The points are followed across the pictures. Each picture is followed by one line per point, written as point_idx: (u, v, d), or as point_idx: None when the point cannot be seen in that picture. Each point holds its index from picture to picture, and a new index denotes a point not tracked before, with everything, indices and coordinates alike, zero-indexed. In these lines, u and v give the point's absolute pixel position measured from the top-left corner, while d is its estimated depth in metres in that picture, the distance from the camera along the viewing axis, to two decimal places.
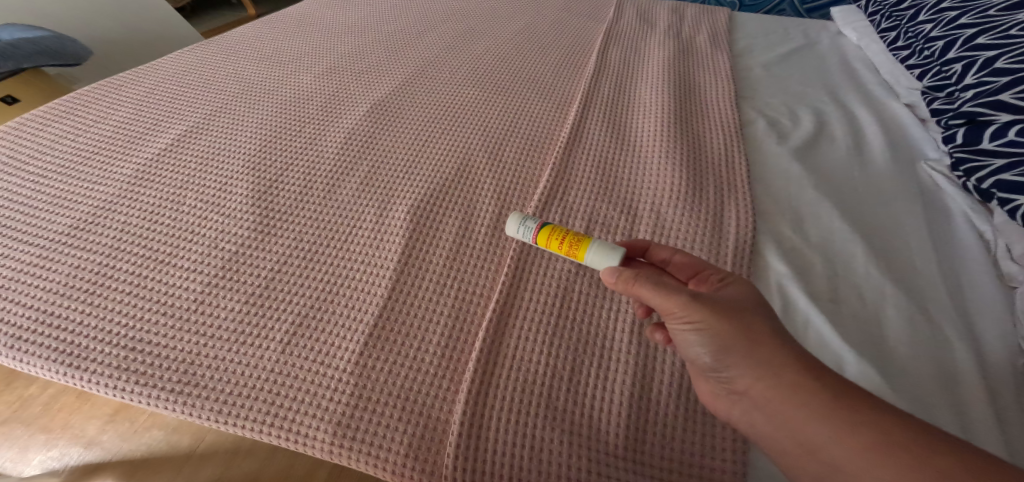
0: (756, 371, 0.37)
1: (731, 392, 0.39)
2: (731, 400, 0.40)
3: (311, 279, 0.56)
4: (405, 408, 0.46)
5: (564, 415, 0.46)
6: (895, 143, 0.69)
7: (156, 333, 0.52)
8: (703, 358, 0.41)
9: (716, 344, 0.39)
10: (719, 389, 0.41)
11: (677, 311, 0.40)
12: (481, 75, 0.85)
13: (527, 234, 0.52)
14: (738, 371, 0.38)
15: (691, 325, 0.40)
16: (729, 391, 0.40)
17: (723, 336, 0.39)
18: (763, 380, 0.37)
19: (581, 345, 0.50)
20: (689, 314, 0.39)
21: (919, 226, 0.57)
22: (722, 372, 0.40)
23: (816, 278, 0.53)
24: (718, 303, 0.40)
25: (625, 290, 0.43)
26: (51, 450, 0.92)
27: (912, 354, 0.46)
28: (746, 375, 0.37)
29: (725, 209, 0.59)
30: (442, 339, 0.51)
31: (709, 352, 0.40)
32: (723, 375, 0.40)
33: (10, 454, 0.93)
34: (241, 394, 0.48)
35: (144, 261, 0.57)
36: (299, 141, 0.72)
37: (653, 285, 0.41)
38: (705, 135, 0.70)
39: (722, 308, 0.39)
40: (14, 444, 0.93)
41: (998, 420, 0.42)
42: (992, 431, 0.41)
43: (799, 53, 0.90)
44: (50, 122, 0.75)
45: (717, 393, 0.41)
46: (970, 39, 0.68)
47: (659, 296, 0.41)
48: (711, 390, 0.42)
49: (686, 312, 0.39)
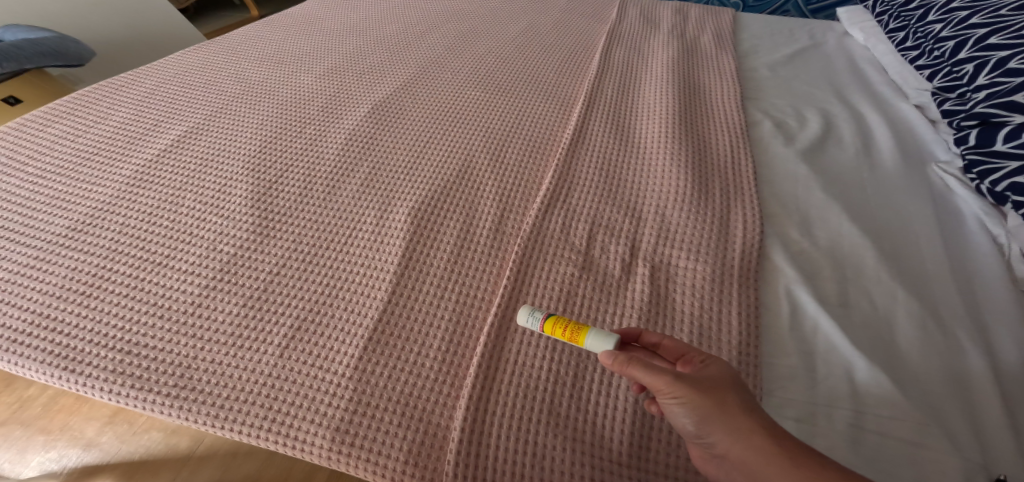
0: (738, 427, 0.35)
1: (714, 454, 0.37)
2: (717, 464, 0.37)
3: (311, 281, 0.55)
4: (404, 414, 0.45)
5: (567, 422, 0.45)
6: (904, 145, 0.68)
7: (153, 336, 0.51)
8: (687, 429, 0.38)
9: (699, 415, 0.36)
10: (703, 452, 0.38)
11: (666, 390, 0.37)
12: (483, 76, 0.84)
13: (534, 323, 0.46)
14: (719, 438, 0.35)
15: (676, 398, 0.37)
16: (714, 455, 0.37)
17: (715, 387, 0.36)
18: (741, 442, 0.34)
19: (584, 351, 0.50)
20: (675, 393, 0.36)
21: (931, 229, 0.56)
22: (707, 438, 0.37)
23: (825, 282, 0.52)
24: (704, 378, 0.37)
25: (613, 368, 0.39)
26: (50, 451, 0.92)
27: (925, 360, 0.45)
28: (725, 440, 0.35)
29: (732, 212, 0.58)
30: (443, 344, 0.50)
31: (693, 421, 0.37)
32: (708, 442, 0.37)
33: (9, 455, 0.92)
34: (238, 398, 0.47)
35: (142, 263, 0.57)
36: (299, 142, 0.71)
37: (640, 362, 0.38)
38: (711, 137, 0.69)
39: (708, 384, 0.36)
40: (14, 445, 0.93)
41: (1013, 428, 0.40)
42: (1008, 440, 0.40)
43: (806, 54, 0.89)
44: (50, 122, 0.74)
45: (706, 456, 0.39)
46: (982, 39, 0.66)
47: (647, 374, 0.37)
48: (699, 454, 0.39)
49: (674, 392, 0.36)
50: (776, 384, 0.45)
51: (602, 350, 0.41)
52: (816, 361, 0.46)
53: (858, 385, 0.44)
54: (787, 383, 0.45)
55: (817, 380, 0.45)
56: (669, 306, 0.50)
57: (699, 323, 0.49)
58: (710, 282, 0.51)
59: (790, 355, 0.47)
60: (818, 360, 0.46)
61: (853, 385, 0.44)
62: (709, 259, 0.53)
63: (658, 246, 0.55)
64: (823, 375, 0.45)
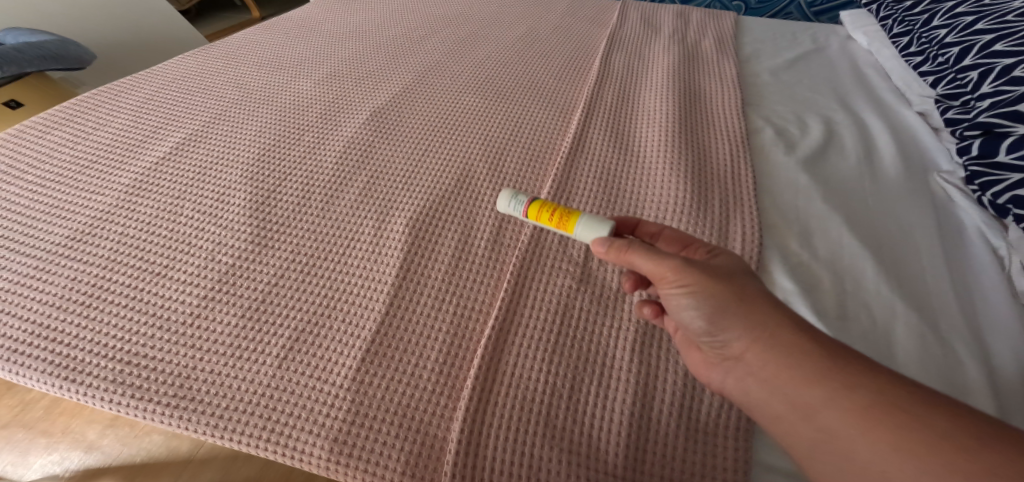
0: (751, 329, 0.39)
1: (724, 358, 0.41)
2: (725, 367, 0.41)
3: (309, 292, 0.55)
4: (401, 425, 0.45)
5: (563, 434, 0.44)
6: (906, 153, 0.67)
7: (152, 346, 0.51)
8: (696, 325, 0.42)
9: (710, 307, 0.40)
10: (712, 356, 0.42)
11: (672, 277, 0.42)
12: (482, 82, 0.84)
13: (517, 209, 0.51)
14: (732, 334, 0.40)
15: (685, 289, 0.41)
16: (722, 358, 0.41)
17: (724, 275, 0.41)
18: (759, 343, 0.38)
19: (581, 362, 0.48)
20: (681, 278, 0.41)
21: (932, 240, 0.56)
22: (716, 337, 0.41)
23: (824, 294, 0.51)
24: (710, 266, 0.41)
25: (617, 258, 0.44)
26: (52, 454, 0.93)
27: (923, 373, 0.45)
28: (741, 337, 0.39)
29: (731, 223, 0.58)
30: (441, 355, 0.50)
31: (703, 317, 0.41)
32: (717, 340, 0.41)
33: (11, 458, 0.93)
34: (236, 409, 0.47)
35: (141, 273, 0.57)
36: (298, 150, 0.71)
37: (646, 250, 0.43)
38: (711, 145, 0.69)
39: (714, 272, 0.41)
40: (15, 448, 0.94)
41: None
42: None
43: (808, 59, 0.88)
44: (49, 129, 0.75)
45: (710, 361, 0.43)
46: (987, 46, 0.66)
47: (651, 260, 0.42)
48: (704, 358, 0.43)
49: (682, 275, 0.41)
50: None
51: (592, 237, 0.46)
52: None
53: None
54: None
55: None
56: None
57: None
58: None
59: None
60: None
61: None
62: None
63: None
64: None
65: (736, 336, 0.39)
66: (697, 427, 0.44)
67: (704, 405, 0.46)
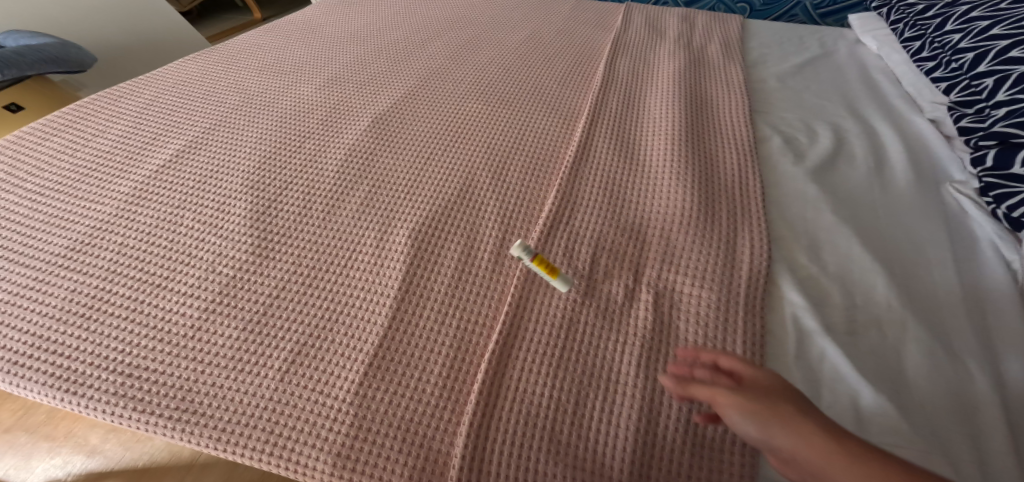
0: (802, 428, 0.34)
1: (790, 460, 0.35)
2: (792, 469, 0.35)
3: (311, 304, 0.54)
4: (405, 439, 0.45)
5: (568, 450, 0.43)
6: (917, 162, 0.66)
7: (152, 359, 0.50)
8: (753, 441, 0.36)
9: (756, 417, 0.36)
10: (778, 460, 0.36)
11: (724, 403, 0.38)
12: (485, 87, 0.83)
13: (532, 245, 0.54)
14: (787, 443, 0.34)
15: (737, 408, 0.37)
16: (785, 460, 0.36)
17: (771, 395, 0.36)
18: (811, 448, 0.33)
19: (586, 378, 0.47)
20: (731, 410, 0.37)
21: (943, 253, 0.55)
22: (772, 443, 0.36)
23: (834, 309, 0.50)
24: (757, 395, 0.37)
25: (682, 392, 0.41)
26: (55, 458, 0.92)
27: (934, 389, 0.44)
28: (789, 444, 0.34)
29: (739, 235, 0.57)
30: (444, 369, 0.49)
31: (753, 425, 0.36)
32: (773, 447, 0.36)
33: (14, 461, 0.93)
34: (239, 423, 0.46)
35: (141, 284, 0.56)
36: (298, 158, 0.70)
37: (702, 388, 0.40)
38: (718, 154, 0.68)
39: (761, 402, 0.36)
40: (18, 452, 0.94)
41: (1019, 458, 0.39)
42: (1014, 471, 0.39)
43: (816, 64, 0.87)
44: (48, 136, 0.74)
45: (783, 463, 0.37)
46: (1005, 51, 0.65)
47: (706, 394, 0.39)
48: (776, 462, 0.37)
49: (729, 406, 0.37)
50: None
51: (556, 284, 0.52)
52: (821, 389, 0.45)
53: (863, 413, 0.43)
54: None
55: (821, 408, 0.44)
56: (672, 335, 0.49)
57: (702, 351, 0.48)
58: (714, 309, 0.50)
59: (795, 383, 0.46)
60: (824, 389, 0.45)
61: (859, 413, 0.43)
62: (715, 285, 0.52)
63: (662, 271, 0.54)
64: (828, 402, 0.44)
65: (789, 440, 0.34)
66: (702, 443, 0.43)
67: (712, 419, 0.44)
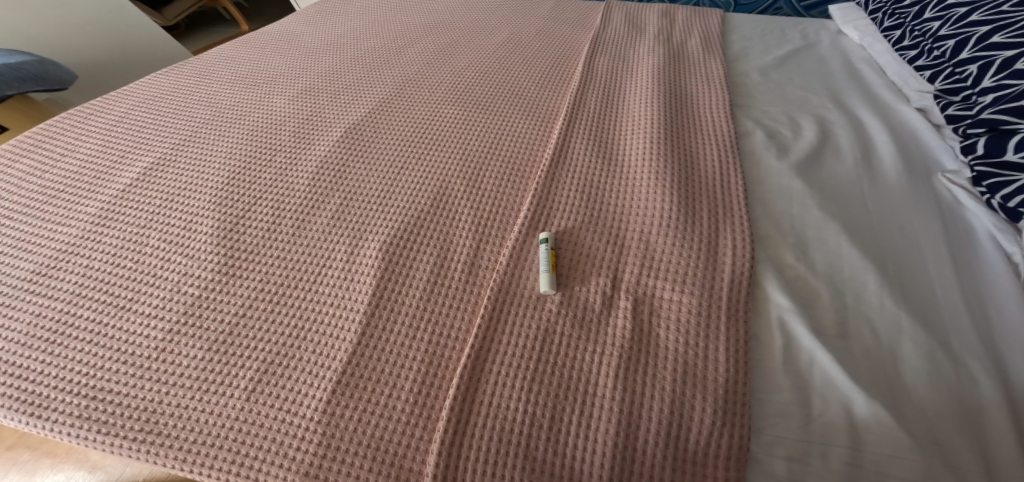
0: None
1: None
2: None
3: (278, 321, 0.52)
4: (376, 457, 0.42)
5: (544, 467, 0.41)
6: (907, 152, 0.63)
7: (116, 380, 0.49)
8: None
9: None
10: None
11: None
12: (461, 93, 0.82)
13: (546, 251, 0.54)
14: None
15: None
16: None
17: None
18: None
19: (563, 390, 0.44)
20: None
21: (938, 248, 0.52)
22: None
23: (823, 310, 0.48)
24: None
25: None
26: (59, 474, 0.85)
27: (932, 393, 0.41)
28: None
29: (720, 236, 0.55)
30: (416, 385, 0.46)
31: None
32: None
33: (18, 478, 0.86)
34: (204, 445, 0.44)
35: (105, 307, 0.54)
36: (269, 173, 0.69)
37: None
38: (698, 151, 0.66)
39: None
40: (21, 468, 0.86)
41: None
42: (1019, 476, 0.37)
43: (799, 55, 0.84)
44: (19, 157, 0.73)
45: None
46: (985, 37, 0.63)
47: None
48: None
49: None
50: (766, 422, 0.42)
51: (541, 281, 0.52)
52: (812, 396, 0.42)
53: (856, 421, 0.40)
54: (778, 420, 0.42)
55: (812, 417, 0.41)
56: (652, 343, 0.47)
57: (684, 358, 0.45)
58: (697, 315, 0.48)
59: (783, 391, 0.43)
60: (814, 396, 0.42)
61: (851, 421, 0.40)
62: (696, 290, 0.50)
63: (642, 276, 0.52)
64: (818, 411, 0.41)
65: None
66: (684, 457, 0.40)
67: (693, 433, 0.41)
